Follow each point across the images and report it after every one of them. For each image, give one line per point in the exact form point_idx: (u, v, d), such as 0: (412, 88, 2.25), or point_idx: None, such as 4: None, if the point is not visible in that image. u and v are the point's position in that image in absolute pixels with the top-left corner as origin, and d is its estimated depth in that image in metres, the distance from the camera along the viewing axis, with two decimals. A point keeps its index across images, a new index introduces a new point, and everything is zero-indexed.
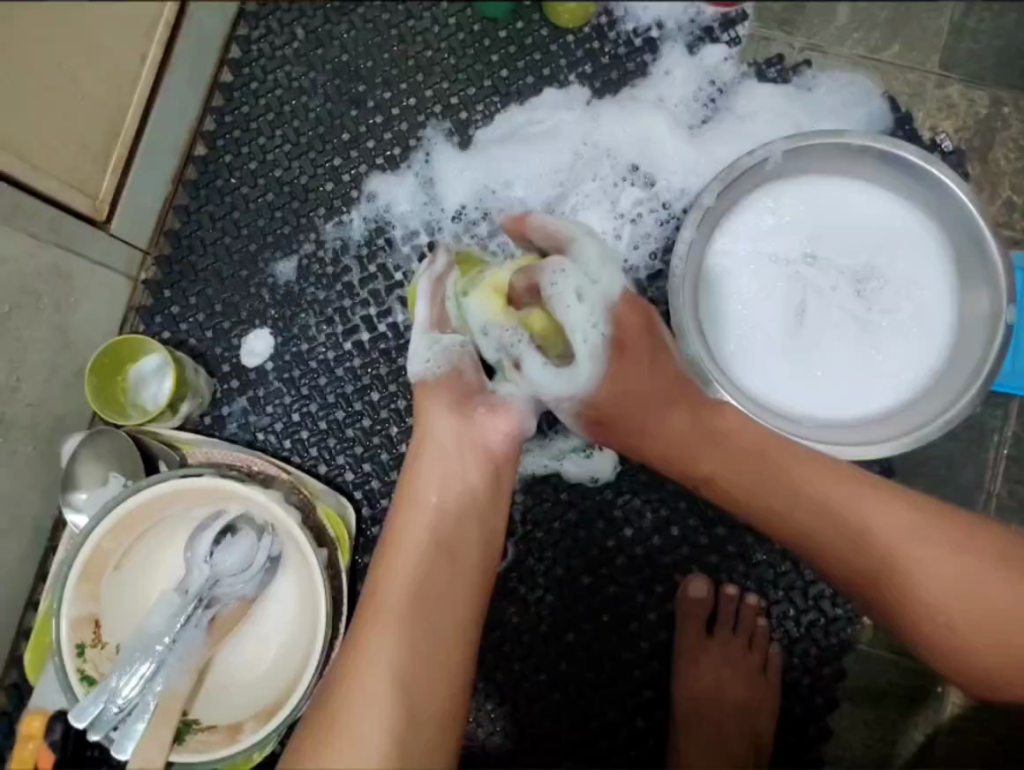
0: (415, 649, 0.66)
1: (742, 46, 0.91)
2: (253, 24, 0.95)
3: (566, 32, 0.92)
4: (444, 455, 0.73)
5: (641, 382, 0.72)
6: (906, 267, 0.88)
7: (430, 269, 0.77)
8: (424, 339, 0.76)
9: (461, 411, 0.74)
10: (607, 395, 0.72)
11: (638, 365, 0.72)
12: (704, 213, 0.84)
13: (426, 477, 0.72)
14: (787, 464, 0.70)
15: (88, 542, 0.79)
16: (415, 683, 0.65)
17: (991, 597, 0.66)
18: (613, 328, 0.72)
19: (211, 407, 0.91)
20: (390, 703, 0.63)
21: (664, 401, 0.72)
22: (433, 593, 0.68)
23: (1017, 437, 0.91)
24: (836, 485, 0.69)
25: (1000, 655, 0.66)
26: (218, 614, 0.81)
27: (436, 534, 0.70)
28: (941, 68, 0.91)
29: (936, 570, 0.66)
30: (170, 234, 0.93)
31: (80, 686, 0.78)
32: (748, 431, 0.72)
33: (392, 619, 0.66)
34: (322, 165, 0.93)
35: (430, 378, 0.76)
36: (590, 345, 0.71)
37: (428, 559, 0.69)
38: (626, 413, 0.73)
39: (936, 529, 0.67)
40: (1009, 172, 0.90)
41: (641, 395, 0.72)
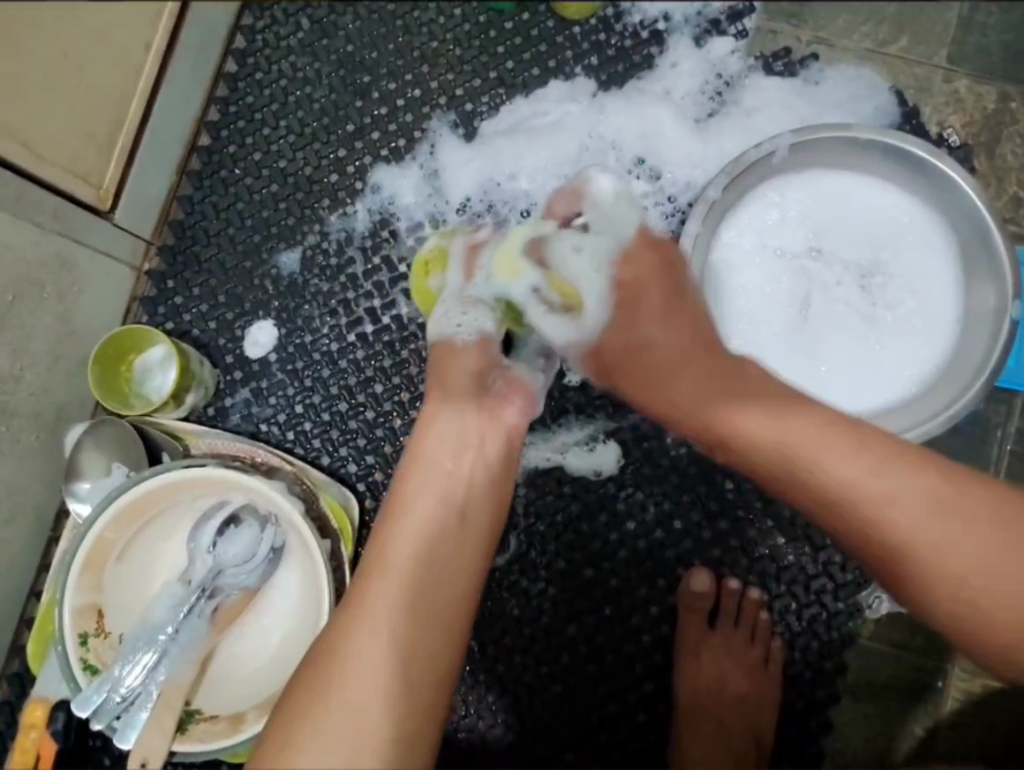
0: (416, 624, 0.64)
1: (749, 39, 0.91)
2: (258, 14, 0.94)
3: (572, 24, 0.91)
4: (461, 427, 0.71)
5: (649, 328, 0.73)
6: (910, 261, 0.88)
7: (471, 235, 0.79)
8: (451, 297, 0.77)
9: (476, 396, 0.73)
10: (612, 347, 0.74)
11: (647, 319, 0.73)
12: (710, 207, 0.83)
13: (441, 446, 0.70)
14: (803, 450, 0.65)
15: (92, 531, 0.79)
16: (415, 659, 0.63)
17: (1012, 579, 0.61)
18: (622, 269, 0.74)
19: (214, 398, 0.91)
20: (387, 674, 0.61)
21: (679, 362, 0.72)
22: (439, 566, 0.66)
23: (1021, 433, 0.91)
24: (854, 472, 0.64)
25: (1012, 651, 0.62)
26: (221, 604, 0.82)
27: (447, 503, 0.68)
28: (949, 62, 0.90)
29: (960, 553, 0.62)
30: (174, 224, 0.93)
31: (82, 675, 0.78)
32: (759, 431, 0.67)
33: (395, 591, 0.64)
34: (326, 156, 0.92)
35: (460, 343, 0.74)
36: (595, 289, 0.74)
37: (437, 527, 0.67)
38: (627, 370, 0.74)
39: (962, 509, 0.62)
40: (1016, 168, 0.90)
41: (654, 355, 0.73)
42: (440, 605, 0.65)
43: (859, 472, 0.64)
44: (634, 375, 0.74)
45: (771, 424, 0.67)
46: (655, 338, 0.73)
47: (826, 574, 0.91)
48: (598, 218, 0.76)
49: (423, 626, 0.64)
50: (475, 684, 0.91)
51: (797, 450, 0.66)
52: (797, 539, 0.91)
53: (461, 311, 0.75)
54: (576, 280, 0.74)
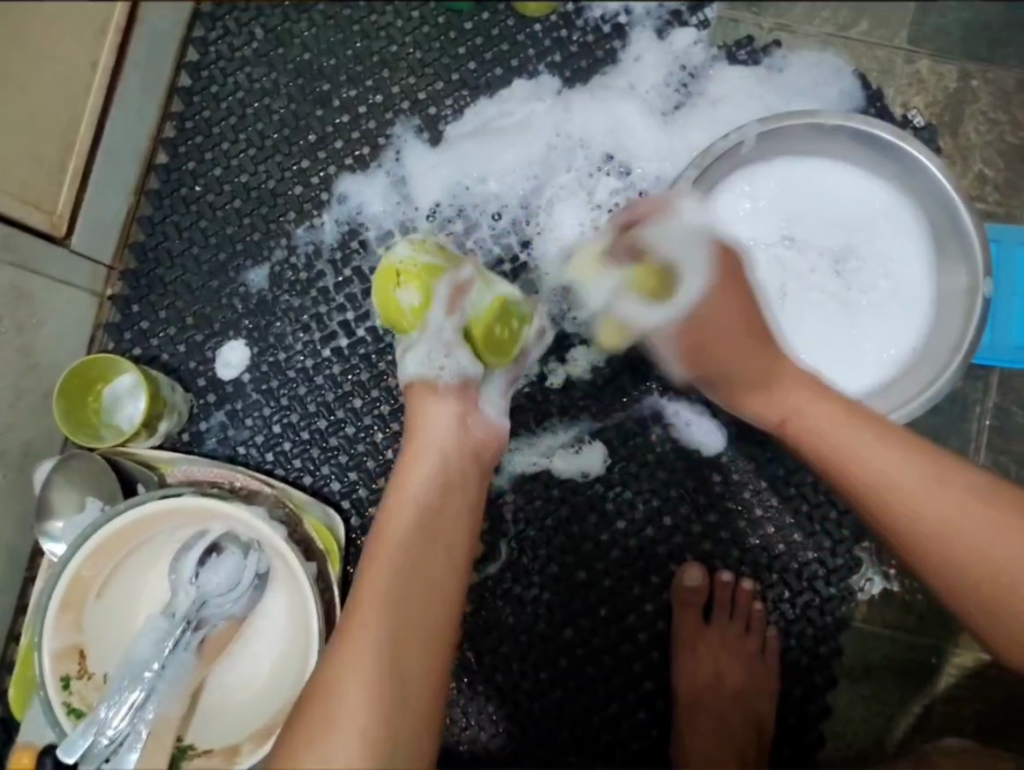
0: (403, 632, 0.62)
1: (711, 29, 0.90)
2: (209, 25, 0.91)
3: (533, 21, 0.90)
4: (443, 451, 0.71)
5: (736, 315, 0.72)
6: (881, 243, 0.88)
7: (455, 275, 0.76)
8: (431, 339, 0.74)
9: (451, 412, 0.73)
10: (706, 312, 0.72)
11: (733, 289, 0.73)
12: (682, 201, 0.83)
13: (428, 469, 0.70)
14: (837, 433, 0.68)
15: (67, 571, 0.76)
16: (403, 669, 0.61)
17: None
18: (715, 253, 0.74)
19: (188, 423, 0.88)
20: (372, 682, 0.59)
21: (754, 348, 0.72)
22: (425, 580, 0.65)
23: (998, 408, 0.92)
24: (886, 452, 0.66)
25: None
26: (208, 635, 0.79)
27: (431, 520, 0.67)
28: (909, 43, 0.91)
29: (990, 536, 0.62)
30: (135, 247, 0.90)
31: (67, 720, 0.75)
32: (800, 413, 0.70)
33: (381, 597, 0.63)
34: (289, 168, 0.90)
35: (436, 380, 0.74)
36: (690, 266, 0.73)
37: (419, 536, 0.66)
38: (710, 349, 0.73)
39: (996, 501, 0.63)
40: (980, 146, 0.90)
41: (732, 332, 0.72)
42: (423, 621, 0.63)
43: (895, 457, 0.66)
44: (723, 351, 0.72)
45: (811, 404, 0.70)
46: (733, 323, 0.72)
47: (817, 560, 0.91)
48: (689, 217, 0.77)
49: (410, 640, 0.62)
50: (473, 697, 0.90)
51: (826, 433, 0.69)
52: (786, 526, 0.91)
53: (448, 353, 0.74)
54: (678, 258, 0.74)
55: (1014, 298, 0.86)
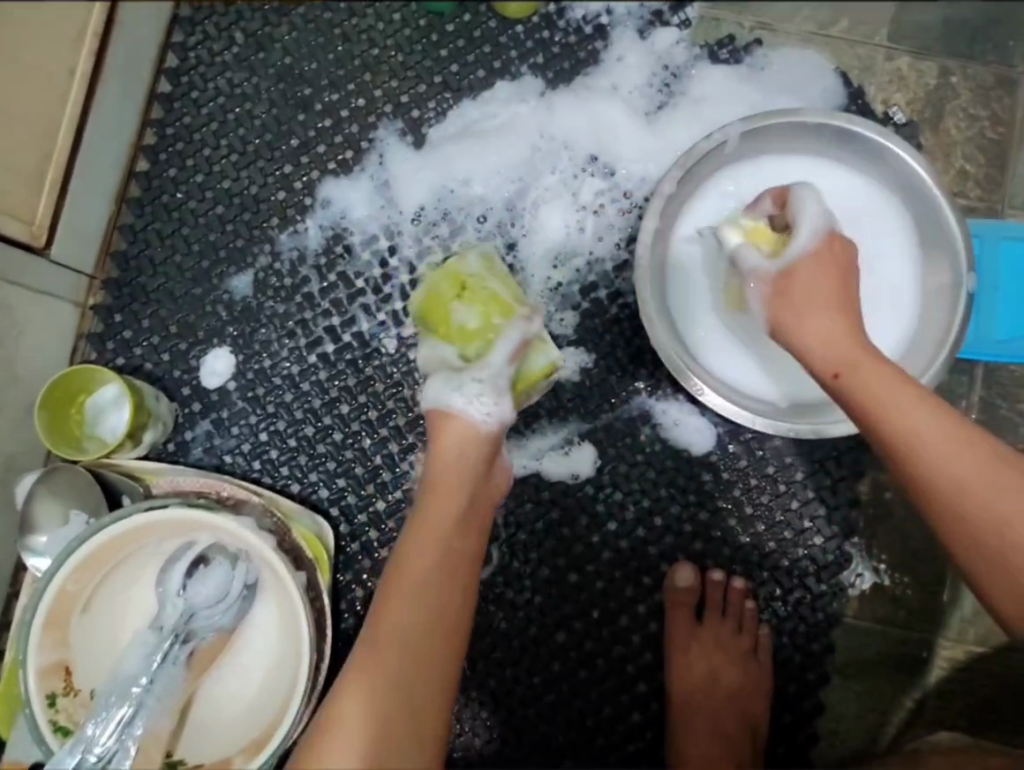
0: (415, 661, 0.61)
1: (692, 28, 0.90)
2: (189, 30, 0.91)
3: (515, 23, 0.89)
4: (464, 469, 0.68)
5: (825, 279, 0.69)
6: (866, 241, 0.88)
7: (529, 328, 0.72)
8: (487, 380, 0.69)
9: (472, 432, 0.69)
10: (810, 268, 0.70)
11: (832, 261, 0.70)
12: (666, 201, 0.82)
13: (451, 503, 0.67)
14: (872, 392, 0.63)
15: (51, 587, 0.75)
16: (415, 697, 0.60)
17: None
18: (829, 231, 0.72)
19: (173, 433, 0.87)
20: (385, 711, 0.59)
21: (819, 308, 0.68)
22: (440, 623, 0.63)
23: (984, 402, 0.93)
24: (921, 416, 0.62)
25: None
26: (197, 648, 0.79)
27: (448, 545, 0.65)
28: (889, 41, 0.91)
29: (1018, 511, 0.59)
30: (117, 256, 0.89)
31: (54, 738, 0.74)
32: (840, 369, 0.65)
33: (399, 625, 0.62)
34: (271, 174, 0.89)
35: (477, 421, 0.69)
36: (808, 225, 0.72)
37: (437, 563, 0.65)
38: (792, 301, 0.69)
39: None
40: (961, 142, 0.91)
41: (817, 293, 0.69)
42: (432, 657, 0.62)
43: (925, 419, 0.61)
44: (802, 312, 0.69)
45: (849, 357, 0.65)
46: (819, 279, 0.69)
47: (808, 557, 0.91)
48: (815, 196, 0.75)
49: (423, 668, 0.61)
50: (467, 703, 0.89)
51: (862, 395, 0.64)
52: (776, 524, 0.91)
53: (496, 402, 0.69)
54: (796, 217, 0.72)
55: (995, 296, 0.87)
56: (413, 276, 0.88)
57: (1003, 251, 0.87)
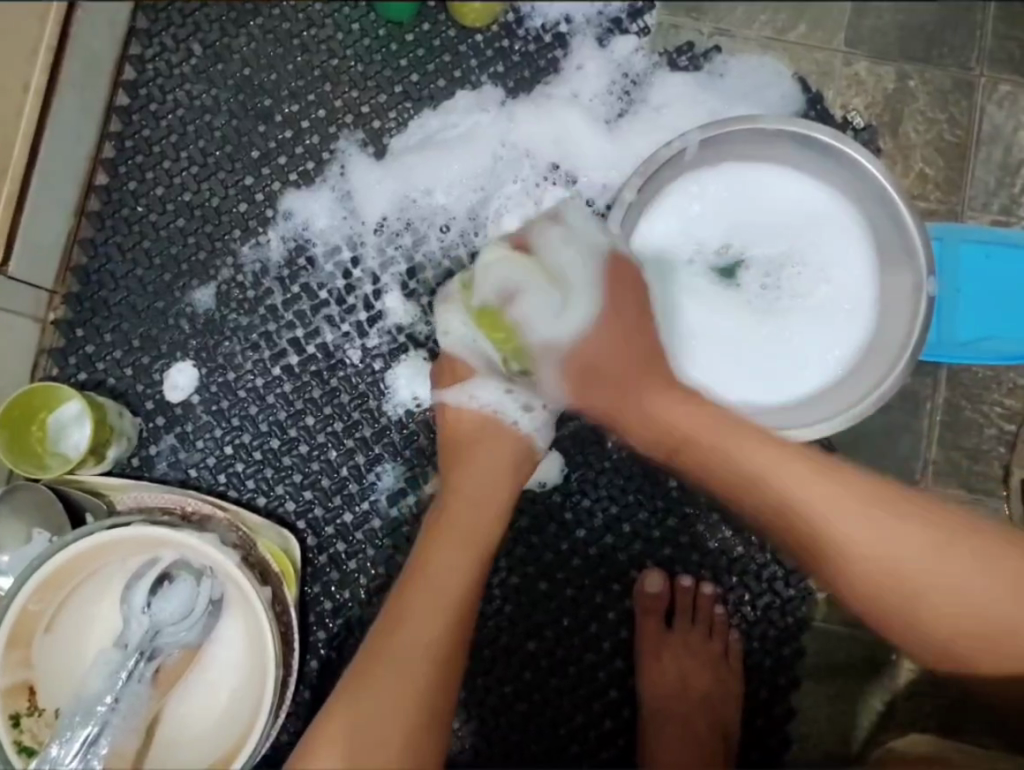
0: (436, 655, 0.68)
1: (651, 36, 0.91)
2: (146, 42, 0.90)
3: (474, 32, 0.90)
4: (486, 479, 0.76)
5: (617, 345, 0.75)
6: (826, 246, 0.89)
7: None
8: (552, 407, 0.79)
9: (488, 446, 0.77)
10: (595, 340, 0.74)
11: (623, 324, 0.75)
12: (629, 209, 0.83)
13: (472, 520, 0.74)
14: (728, 449, 0.71)
15: (13, 608, 0.74)
16: (431, 689, 0.67)
17: (943, 571, 0.66)
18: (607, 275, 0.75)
19: (137, 447, 0.87)
20: (402, 699, 0.66)
21: (636, 376, 0.74)
22: (460, 621, 0.70)
23: (948, 403, 0.93)
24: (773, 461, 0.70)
25: (957, 624, 0.66)
26: (162, 665, 0.79)
27: (473, 550, 0.73)
28: (847, 46, 0.92)
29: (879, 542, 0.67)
30: (77, 270, 0.88)
31: (19, 759, 0.73)
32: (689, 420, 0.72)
33: (426, 621, 0.69)
34: (232, 186, 0.89)
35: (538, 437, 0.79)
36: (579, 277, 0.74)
37: (464, 570, 0.71)
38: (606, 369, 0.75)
39: (886, 508, 0.67)
40: (920, 145, 0.92)
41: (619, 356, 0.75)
42: (450, 653, 0.69)
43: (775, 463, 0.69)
44: (612, 398, 0.75)
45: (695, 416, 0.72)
46: (606, 352, 0.75)
47: (776, 562, 0.91)
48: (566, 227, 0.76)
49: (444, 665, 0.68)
50: None
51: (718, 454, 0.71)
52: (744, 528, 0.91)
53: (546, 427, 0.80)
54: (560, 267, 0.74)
55: (957, 298, 0.88)
56: (377, 286, 0.88)
57: (963, 252, 0.88)
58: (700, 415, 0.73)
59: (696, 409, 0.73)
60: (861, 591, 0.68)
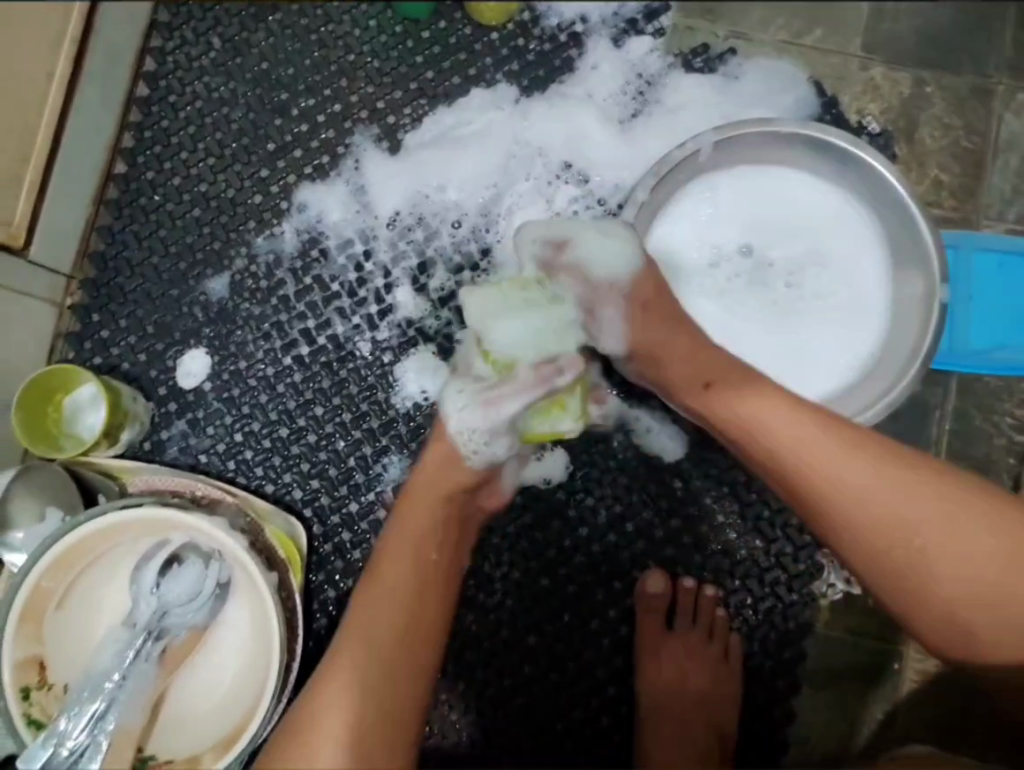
0: (377, 670, 0.66)
1: (666, 37, 0.91)
2: (168, 35, 0.92)
3: (490, 30, 0.90)
4: (440, 481, 0.73)
5: (651, 301, 0.76)
6: (837, 250, 0.89)
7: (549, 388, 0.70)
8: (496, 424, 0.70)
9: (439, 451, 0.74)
10: (635, 295, 0.76)
11: (660, 290, 0.77)
12: (639, 210, 0.83)
13: (418, 528, 0.72)
14: (746, 403, 0.69)
15: (26, 583, 0.76)
16: (374, 703, 0.66)
17: (959, 537, 0.63)
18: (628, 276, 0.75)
19: (150, 432, 0.89)
20: (345, 714, 0.65)
21: (673, 325, 0.75)
22: (407, 630, 0.68)
23: (957, 411, 0.93)
24: (788, 420, 0.67)
25: (968, 597, 0.63)
26: (170, 644, 0.80)
27: (416, 559, 0.71)
28: (863, 51, 0.92)
29: (894, 503, 0.64)
30: (95, 257, 0.90)
31: (27, 731, 0.75)
32: (722, 372, 0.72)
33: (368, 633, 0.68)
34: (248, 178, 0.90)
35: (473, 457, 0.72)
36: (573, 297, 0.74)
37: (409, 579, 0.70)
38: (640, 320, 0.75)
39: (900, 473, 0.65)
40: (935, 152, 0.91)
41: (657, 310, 0.76)
42: (397, 664, 0.67)
43: (792, 421, 0.67)
44: (661, 341, 0.75)
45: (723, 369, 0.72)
46: (648, 306, 0.76)
47: (778, 565, 0.91)
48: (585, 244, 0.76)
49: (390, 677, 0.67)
50: (438, 704, 0.90)
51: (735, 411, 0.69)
52: (747, 531, 0.92)
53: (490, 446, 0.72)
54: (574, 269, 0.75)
55: (970, 306, 0.87)
56: (388, 280, 0.89)
57: (976, 262, 0.88)
58: (726, 367, 0.73)
59: (724, 363, 0.73)
60: (863, 551, 0.66)
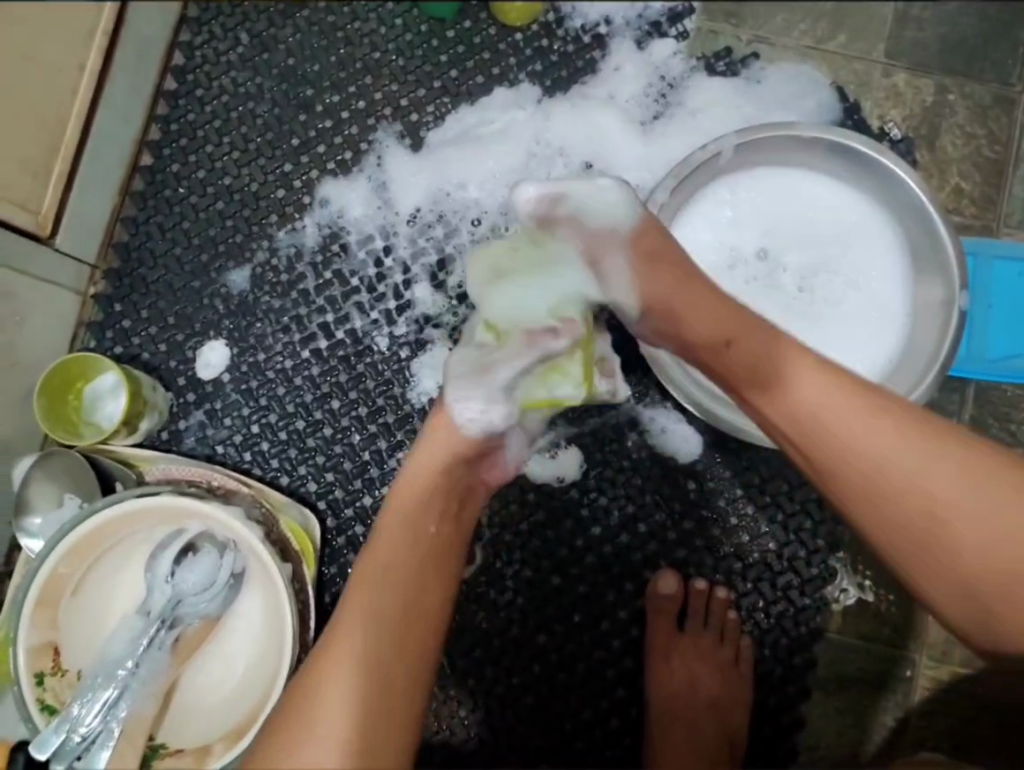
0: (407, 608, 0.63)
1: (690, 40, 0.91)
2: (196, 30, 0.93)
3: (515, 30, 0.91)
4: None
5: (653, 258, 0.66)
6: (857, 255, 0.89)
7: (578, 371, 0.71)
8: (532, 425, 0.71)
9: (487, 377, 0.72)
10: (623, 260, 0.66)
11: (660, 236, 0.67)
12: (659, 211, 0.83)
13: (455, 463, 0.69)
14: (767, 365, 0.63)
15: (44, 568, 0.77)
16: (403, 644, 0.63)
17: (987, 515, 0.60)
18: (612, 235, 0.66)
19: (168, 422, 0.89)
20: (372, 656, 0.61)
21: (678, 280, 0.66)
22: (430, 569, 0.65)
23: (974, 420, 0.93)
24: (816, 384, 0.62)
25: (995, 575, 0.61)
26: (183, 634, 0.80)
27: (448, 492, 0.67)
28: (887, 57, 0.92)
29: (921, 475, 0.60)
30: (119, 246, 0.91)
31: (41, 716, 0.75)
32: (740, 337, 0.64)
33: (396, 567, 0.64)
34: (271, 172, 0.91)
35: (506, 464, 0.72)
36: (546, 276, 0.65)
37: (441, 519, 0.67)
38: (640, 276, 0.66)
39: (929, 439, 0.61)
40: (957, 159, 0.91)
41: (662, 269, 0.66)
42: (425, 606, 0.64)
43: (819, 386, 0.62)
44: (667, 299, 0.65)
45: (736, 325, 0.65)
46: (651, 272, 0.66)
47: (791, 570, 0.91)
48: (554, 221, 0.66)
49: (414, 617, 0.64)
50: (447, 700, 0.90)
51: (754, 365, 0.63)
52: (760, 535, 0.92)
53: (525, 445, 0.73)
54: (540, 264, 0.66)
55: (989, 313, 0.87)
56: (407, 276, 0.89)
57: (996, 270, 0.88)
58: (743, 325, 0.65)
59: (737, 316, 0.65)
60: (884, 523, 0.62)
